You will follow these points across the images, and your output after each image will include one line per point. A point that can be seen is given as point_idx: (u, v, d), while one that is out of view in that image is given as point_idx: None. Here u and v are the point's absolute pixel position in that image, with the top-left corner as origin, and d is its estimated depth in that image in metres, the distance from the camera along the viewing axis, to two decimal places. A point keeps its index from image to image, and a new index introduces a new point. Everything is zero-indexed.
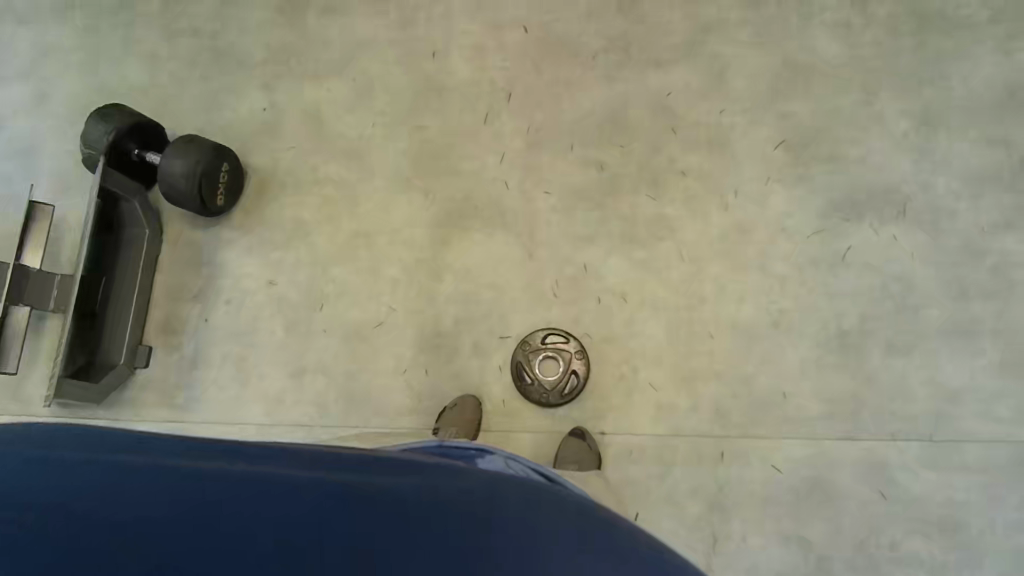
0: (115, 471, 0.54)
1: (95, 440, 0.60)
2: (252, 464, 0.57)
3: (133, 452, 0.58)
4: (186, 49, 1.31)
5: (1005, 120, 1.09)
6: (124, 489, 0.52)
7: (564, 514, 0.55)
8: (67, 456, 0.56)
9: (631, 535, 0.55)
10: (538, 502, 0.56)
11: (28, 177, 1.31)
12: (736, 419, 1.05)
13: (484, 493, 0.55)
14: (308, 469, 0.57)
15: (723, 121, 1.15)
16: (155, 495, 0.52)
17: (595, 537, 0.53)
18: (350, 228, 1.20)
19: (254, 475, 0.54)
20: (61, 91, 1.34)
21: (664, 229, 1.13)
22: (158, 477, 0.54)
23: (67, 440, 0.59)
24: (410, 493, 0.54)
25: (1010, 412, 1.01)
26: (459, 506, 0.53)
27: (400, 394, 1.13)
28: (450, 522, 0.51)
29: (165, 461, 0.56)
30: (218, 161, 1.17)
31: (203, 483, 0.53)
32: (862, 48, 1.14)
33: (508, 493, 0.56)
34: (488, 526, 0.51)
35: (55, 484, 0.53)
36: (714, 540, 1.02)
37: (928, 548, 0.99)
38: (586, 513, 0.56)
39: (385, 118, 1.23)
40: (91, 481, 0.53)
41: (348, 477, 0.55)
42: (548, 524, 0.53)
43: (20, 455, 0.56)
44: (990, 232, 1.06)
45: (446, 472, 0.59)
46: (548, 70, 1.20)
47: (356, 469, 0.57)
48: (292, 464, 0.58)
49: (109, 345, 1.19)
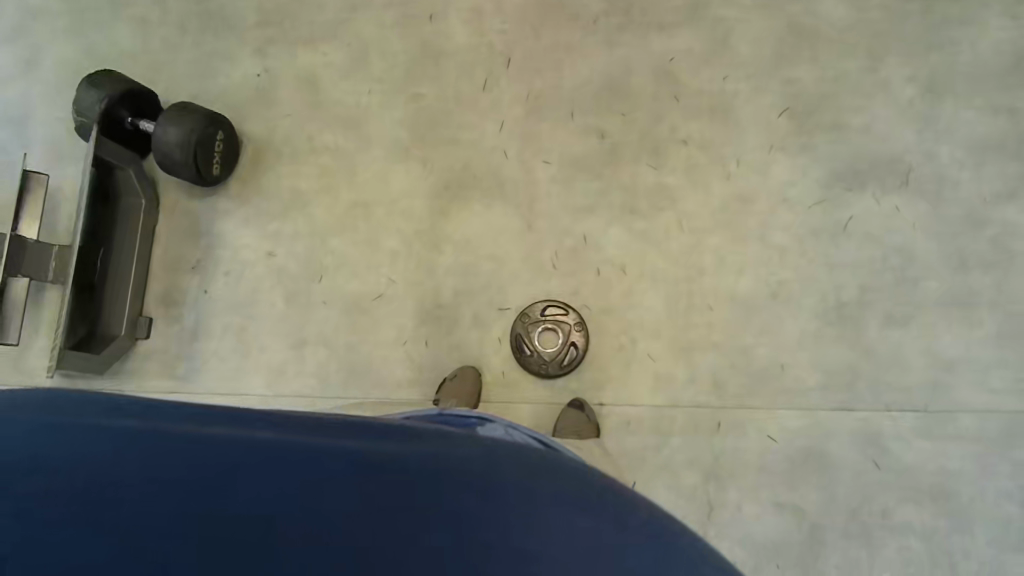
0: (124, 436, 0.47)
1: (100, 397, 0.51)
2: (268, 426, 0.49)
3: (142, 410, 0.50)
4: (176, 13, 1.28)
5: (1012, 86, 1.07)
6: (130, 461, 0.46)
7: (561, 482, 0.50)
8: (70, 418, 0.48)
9: (626, 506, 0.51)
10: (537, 466, 0.51)
11: (21, 145, 1.30)
12: (733, 389, 1.06)
13: (489, 461, 0.50)
14: (323, 429, 0.50)
15: (725, 87, 1.12)
16: (163, 459, 0.46)
17: (589, 508, 0.49)
18: (348, 199, 1.19)
19: (268, 439, 0.48)
20: (51, 56, 1.31)
21: (664, 201, 1.12)
22: (167, 440, 0.47)
23: (76, 399, 0.51)
24: (416, 461, 0.48)
25: (1005, 383, 1.02)
26: (464, 478, 0.48)
27: (400, 365, 1.14)
28: (453, 495, 0.47)
29: (177, 421, 0.49)
30: (213, 130, 1.15)
31: (220, 446, 0.47)
32: (869, 12, 1.11)
33: (510, 460, 0.51)
34: (493, 502, 0.47)
35: (61, 451, 0.47)
36: (709, 508, 1.04)
37: (919, 516, 1.01)
38: (584, 481, 0.52)
39: (380, 85, 1.21)
40: (97, 448, 0.47)
41: (361, 440, 0.49)
42: (541, 493, 0.49)
43: (19, 416, 0.48)
44: (993, 202, 1.06)
45: (455, 438, 0.53)
46: (548, 35, 1.17)
47: (369, 432, 0.51)
48: (310, 426, 0.51)
49: (109, 317, 1.19)
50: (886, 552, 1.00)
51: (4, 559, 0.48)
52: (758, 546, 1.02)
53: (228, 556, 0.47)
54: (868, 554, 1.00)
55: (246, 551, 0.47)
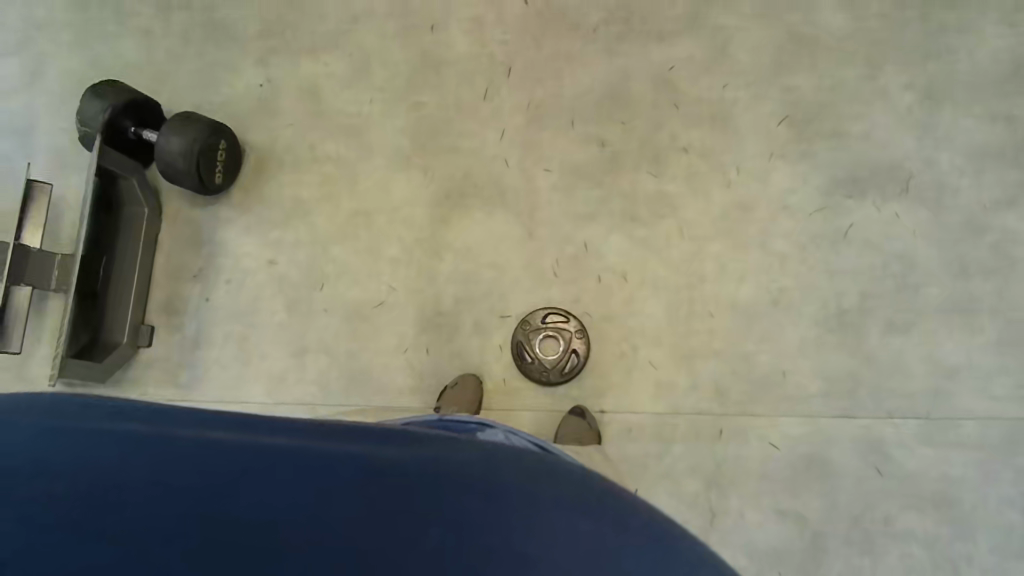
0: (129, 441, 0.47)
1: (106, 404, 0.51)
2: (275, 429, 0.49)
3: (147, 413, 0.50)
4: (180, 24, 1.29)
5: (1010, 94, 1.08)
6: (137, 466, 0.46)
7: (560, 486, 0.50)
8: (74, 423, 0.48)
9: (627, 508, 0.51)
10: (536, 470, 0.51)
11: (25, 155, 1.30)
12: (735, 396, 1.06)
13: (489, 466, 0.50)
14: (328, 432, 0.50)
15: (725, 96, 1.13)
16: (171, 464, 0.46)
17: (589, 511, 0.49)
18: (349, 207, 1.20)
19: (275, 442, 0.47)
20: (55, 67, 1.32)
21: (665, 208, 1.12)
22: (173, 445, 0.47)
23: (82, 404, 0.51)
24: (416, 465, 0.48)
25: (1007, 390, 1.02)
26: (466, 481, 0.48)
27: (401, 373, 1.14)
28: (455, 499, 0.47)
29: (183, 426, 0.48)
30: (215, 139, 1.16)
31: (228, 451, 0.47)
32: (868, 20, 1.12)
33: (509, 464, 0.51)
34: (495, 505, 0.47)
35: (65, 456, 0.47)
36: (711, 515, 1.03)
37: (922, 523, 1.00)
38: (583, 484, 0.51)
39: (382, 94, 1.22)
40: (102, 453, 0.47)
41: (364, 445, 0.49)
42: (541, 497, 0.48)
43: (22, 421, 0.48)
44: (993, 209, 1.06)
45: (455, 444, 0.53)
46: (549, 44, 1.18)
47: (371, 436, 0.50)
48: (315, 429, 0.50)
49: (111, 325, 1.19)
50: (889, 559, 1.00)
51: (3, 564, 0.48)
52: (760, 553, 1.02)
53: (232, 558, 0.47)
54: (871, 562, 1.00)
55: (250, 554, 0.47)
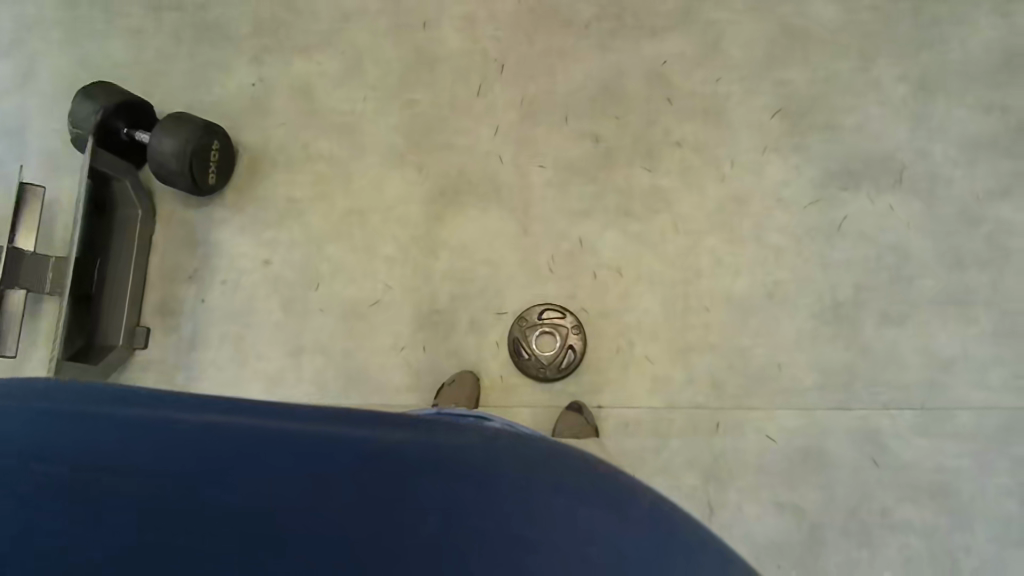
0: (132, 428, 0.47)
1: (104, 389, 0.50)
2: (273, 412, 0.48)
3: (149, 400, 0.50)
4: (171, 24, 1.29)
5: (1003, 84, 1.08)
6: (139, 454, 0.46)
7: (560, 471, 0.49)
8: (75, 408, 0.48)
9: (626, 494, 0.50)
10: (535, 458, 0.50)
11: (17, 157, 1.30)
12: (731, 390, 1.06)
13: (489, 454, 0.49)
14: (326, 415, 0.49)
15: (718, 90, 1.13)
16: (172, 451, 0.46)
17: (587, 497, 0.48)
18: (344, 206, 1.20)
19: (274, 427, 0.47)
20: (46, 68, 1.31)
21: (660, 203, 1.12)
22: (174, 430, 0.47)
23: (82, 392, 0.50)
24: (414, 450, 0.47)
25: (1003, 380, 1.02)
26: (462, 469, 0.47)
27: (398, 371, 1.14)
28: (453, 488, 0.46)
29: (184, 411, 0.48)
30: (209, 138, 1.16)
31: (228, 436, 0.46)
32: (860, 13, 1.12)
33: (508, 452, 0.50)
34: (492, 492, 0.47)
35: (67, 440, 0.47)
36: (710, 508, 1.04)
37: (919, 514, 1.00)
38: (579, 465, 0.51)
39: (375, 93, 1.21)
40: (103, 439, 0.47)
41: (361, 427, 0.48)
42: (539, 484, 0.48)
43: (18, 407, 0.48)
44: (986, 199, 1.06)
45: (455, 428, 0.52)
46: (541, 40, 1.18)
47: (369, 417, 0.49)
48: (313, 412, 0.49)
49: (106, 328, 1.18)
50: (888, 551, 1.00)
51: (4, 560, 0.47)
52: (759, 546, 1.02)
53: (227, 552, 0.46)
54: (869, 554, 1.00)
55: (244, 547, 0.46)
